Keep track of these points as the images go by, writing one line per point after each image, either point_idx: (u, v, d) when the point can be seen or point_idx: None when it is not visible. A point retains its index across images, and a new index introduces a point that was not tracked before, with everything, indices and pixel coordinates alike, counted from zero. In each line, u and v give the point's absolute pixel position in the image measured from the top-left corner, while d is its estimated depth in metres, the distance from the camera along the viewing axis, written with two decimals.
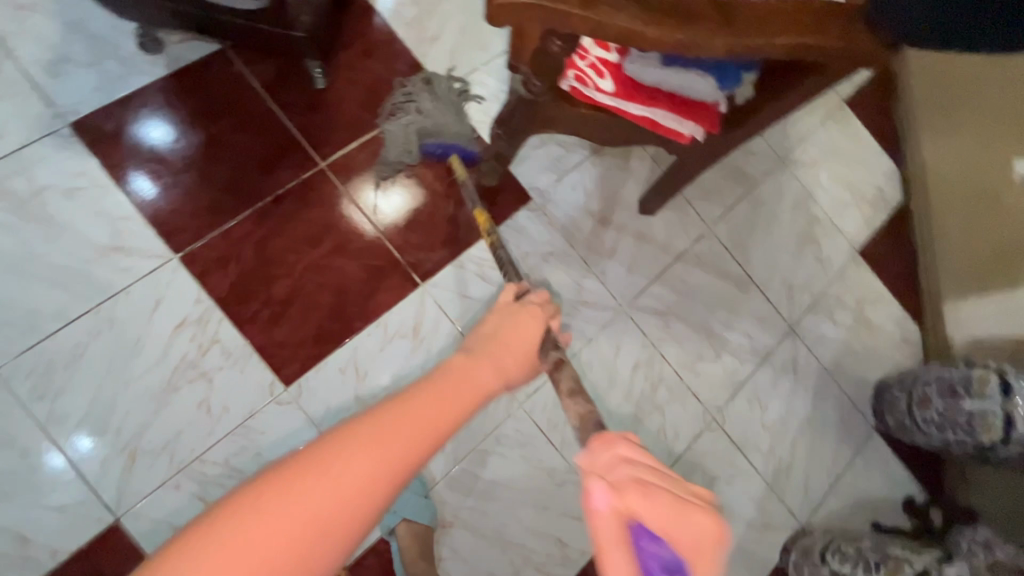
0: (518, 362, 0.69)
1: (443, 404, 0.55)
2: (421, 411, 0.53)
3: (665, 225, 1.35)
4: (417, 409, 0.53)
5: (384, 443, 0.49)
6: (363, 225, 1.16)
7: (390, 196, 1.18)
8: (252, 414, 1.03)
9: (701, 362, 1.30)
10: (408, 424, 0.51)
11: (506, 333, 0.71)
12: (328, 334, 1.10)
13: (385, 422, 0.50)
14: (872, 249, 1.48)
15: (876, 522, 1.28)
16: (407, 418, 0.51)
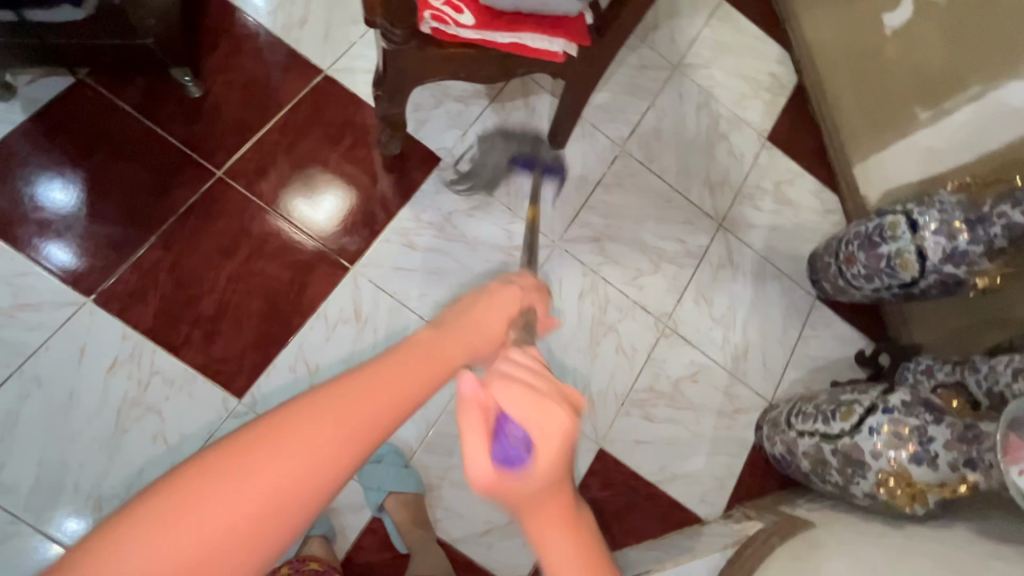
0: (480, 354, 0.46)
1: (392, 378, 0.36)
2: (365, 390, 0.35)
3: (579, 154, 1.37)
4: (362, 387, 0.35)
5: (302, 444, 0.31)
6: (295, 235, 1.14)
7: (322, 203, 1.17)
8: (211, 434, 1.02)
9: (642, 276, 1.34)
10: (345, 414, 0.33)
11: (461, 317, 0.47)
12: (269, 338, 1.08)
13: (306, 412, 0.33)
14: (779, 132, 1.54)
15: (835, 380, 1.36)
16: (346, 403, 0.34)
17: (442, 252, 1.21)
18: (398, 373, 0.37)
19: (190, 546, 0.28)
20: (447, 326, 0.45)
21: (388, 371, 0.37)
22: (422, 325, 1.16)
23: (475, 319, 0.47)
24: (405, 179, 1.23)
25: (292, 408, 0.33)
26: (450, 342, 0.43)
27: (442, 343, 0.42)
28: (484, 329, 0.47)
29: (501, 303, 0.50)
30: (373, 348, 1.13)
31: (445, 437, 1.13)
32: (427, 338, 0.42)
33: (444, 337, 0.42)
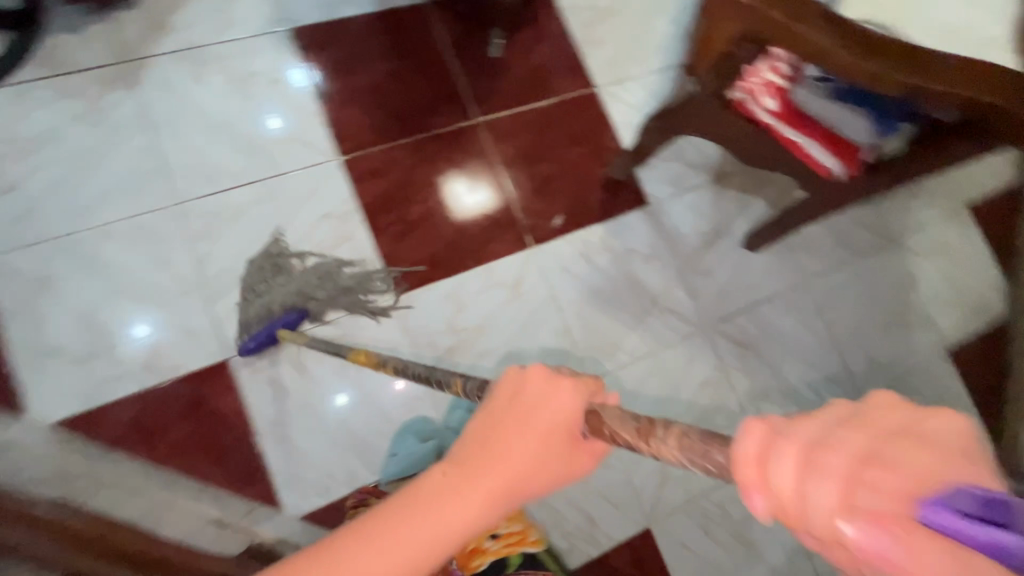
0: (551, 469, 0.49)
1: (440, 522, 0.46)
2: (395, 550, 0.45)
3: (765, 264, 1.39)
4: (411, 535, 0.45)
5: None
6: (455, 207, 1.24)
7: (476, 192, 1.26)
8: (360, 308, 1.14)
9: (766, 401, 1.32)
10: (403, 557, 0.45)
11: (507, 431, 0.50)
12: (441, 262, 1.20)
13: (361, 555, 0.45)
14: (961, 351, 1.48)
15: None
16: (388, 558, 0.45)
17: (608, 279, 1.29)
18: (408, 537, 0.46)
19: None
20: (489, 438, 0.50)
21: (407, 535, 0.46)
22: (559, 327, 1.24)
23: (503, 437, 0.49)
24: (611, 203, 1.33)
25: (353, 545, 0.46)
26: (500, 466, 0.48)
27: (480, 479, 0.47)
28: (546, 430, 0.50)
29: (564, 400, 0.51)
30: (512, 321, 1.21)
31: None
32: (444, 484, 0.47)
33: (473, 474, 0.48)
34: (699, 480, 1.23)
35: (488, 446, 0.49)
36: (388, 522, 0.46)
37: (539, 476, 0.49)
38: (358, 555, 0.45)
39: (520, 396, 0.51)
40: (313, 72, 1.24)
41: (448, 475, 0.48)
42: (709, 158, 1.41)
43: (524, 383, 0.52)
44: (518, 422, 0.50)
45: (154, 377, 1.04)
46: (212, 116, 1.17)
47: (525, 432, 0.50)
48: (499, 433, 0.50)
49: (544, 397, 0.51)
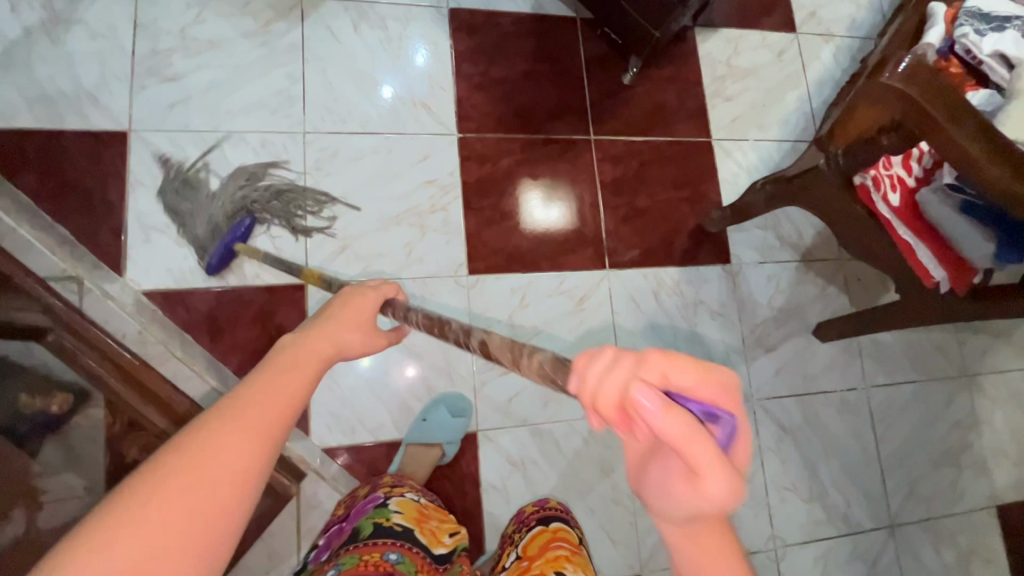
0: (367, 332, 0.59)
1: (294, 369, 0.49)
2: (263, 398, 0.45)
3: (829, 358, 1.36)
4: (265, 387, 0.46)
5: (206, 465, 0.41)
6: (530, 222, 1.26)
7: (549, 209, 1.28)
8: (433, 276, 1.19)
9: (792, 493, 1.28)
10: (258, 408, 0.44)
11: (344, 316, 0.59)
12: (518, 256, 1.24)
13: (198, 433, 0.42)
14: (1010, 512, 1.39)
15: None
16: (240, 421, 0.43)
17: (671, 322, 1.29)
18: (279, 385, 0.47)
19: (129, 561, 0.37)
20: (327, 321, 0.57)
21: (275, 384, 0.47)
22: None
23: (341, 315, 0.58)
24: (695, 252, 1.34)
25: (198, 428, 0.42)
26: (335, 332, 0.56)
27: (316, 335, 0.54)
28: (358, 307, 0.60)
29: (366, 294, 0.63)
30: (569, 333, 1.23)
31: (553, 438, 1.18)
32: (298, 343, 0.52)
33: (311, 333, 0.54)
34: None
35: (325, 325, 0.56)
36: (253, 386, 0.46)
37: (363, 334, 0.58)
38: (202, 432, 0.42)
39: (337, 299, 0.61)
40: (458, 52, 1.31)
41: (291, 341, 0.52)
42: (803, 238, 1.40)
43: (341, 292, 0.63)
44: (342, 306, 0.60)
45: (236, 278, 1.10)
46: (358, 63, 1.25)
47: (351, 318, 0.59)
48: (325, 319, 0.57)
49: (355, 295, 0.62)
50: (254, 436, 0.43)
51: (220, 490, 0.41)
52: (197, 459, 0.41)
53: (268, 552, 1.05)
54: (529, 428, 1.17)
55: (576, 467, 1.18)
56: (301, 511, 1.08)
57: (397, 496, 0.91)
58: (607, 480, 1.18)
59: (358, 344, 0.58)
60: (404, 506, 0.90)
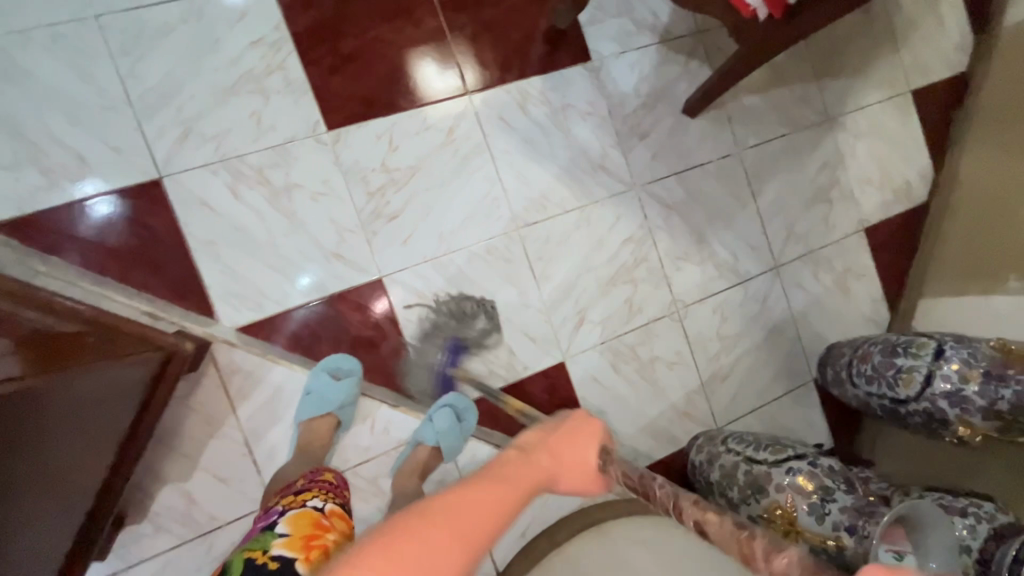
0: (577, 479, 0.58)
1: (505, 480, 0.51)
2: (481, 502, 0.47)
3: (701, 132, 1.43)
4: (476, 503, 0.46)
5: (417, 548, 0.42)
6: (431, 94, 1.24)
7: (446, 76, 1.26)
8: (292, 140, 1.16)
9: (685, 261, 1.41)
10: (467, 506, 0.46)
11: (559, 445, 0.58)
12: (375, 101, 1.21)
13: (419, 532, 0.43)
14: (877, 230, 1.57)
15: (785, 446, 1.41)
16: (452, 516, 0.44)
17: (544, 132, 1.32)
18: (499, 493, 0.49)
19: None
20: (538, 446, 0.57)
21: (490, 497, 0.48)
22: (492, 175, 1.28)
23: (555, 448, 0.58)
24: (553, 55, 1.32)
25: (419, 510, 0.45)
26: (538, 468, 0.55)
27: (527, 466, 0.54)
28: (576, 459, 0.58)
29: (584, 432, 0.60)
30: (446, 166, 1.25)
31: (456, 266, 1.25)
32: (515, 458, 0.54)
33: (526, 463, 0.54)
34: (613, 325, 1.35)
35: (536, 449, 0.57)
36: (475, 485, 0.49)
37: (571, 471, 0.58)
38: (417, 533, 0.43)
39: (552, 435, 0.59)
40: None
41: (506, 457, 0.54)
42: (658, 18, 1.39)
43: (554, 425, 0.61)
44: (548, 445, 0.58)
45: (84, 188, 1.06)
46: None
47: (562, 456, 0.58)
48: (530, 453, 0.56)
49: (568, 433, 0.60)
50: (461, 535, 0.44)
51: None
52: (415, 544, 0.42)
53: (205, 418, 1.04)
54: (430, 263, 1.23)
55: (484, 285, 1.26)
56: (224, 376, 1.07)
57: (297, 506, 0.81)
58: (515, 290, 1.28)
59: (566, 478, 0.58)
60: (297, 523, 0.78)
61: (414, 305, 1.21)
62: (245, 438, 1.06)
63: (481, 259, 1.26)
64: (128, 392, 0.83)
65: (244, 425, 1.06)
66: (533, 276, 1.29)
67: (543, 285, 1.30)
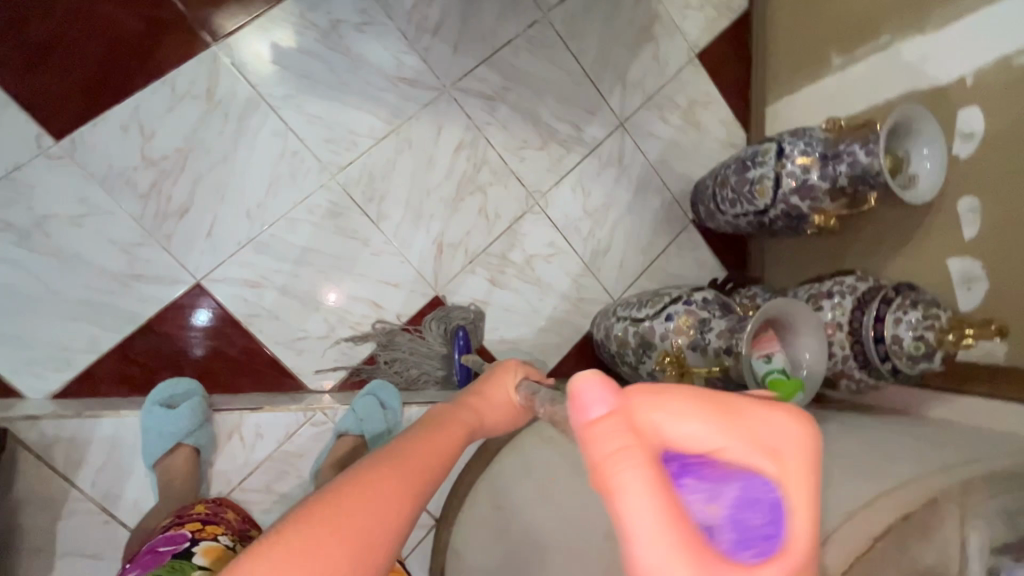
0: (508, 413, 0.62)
1: (444, 439, 0.51)
2: (421, 461, 0.47)
3: (497, 6, 1.30)
4: (413, 466, 0.47)
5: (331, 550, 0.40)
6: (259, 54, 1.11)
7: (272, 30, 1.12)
8: (17, 167, 0.98)
9: (527, 148, 1.32)
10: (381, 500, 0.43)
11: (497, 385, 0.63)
12: (102, 88, 1.02)
13: (358, 490, 0.43)
14: (709, 52, 1.52)
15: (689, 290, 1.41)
16: (392, 483, 0.44)
17: (321, 60, 1.15)
18: (438, 445, 0.50)
19: None
20: (479, 389, 0.61)
21: (427, 458, 0.48)
22: (279, 127, 1.12)
23: (498, 390, 0.62)
24: None
25: (340, 489, 0.43)
26: (484, 399, 0.60)
27: (463, 417, 0.56)
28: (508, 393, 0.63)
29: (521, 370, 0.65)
30: (222, 136, 1.08)
31: (279, 241, 1.11)
32: (450, 411, 0.55)
33: (459, 411, 0.56)
34: (475, 240, 1.27)
35: (483, 391, 0.61)
36: (421, 440, 0.50)
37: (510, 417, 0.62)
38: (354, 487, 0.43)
39: (500, 374, 0.64)
40: None
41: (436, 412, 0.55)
42: None
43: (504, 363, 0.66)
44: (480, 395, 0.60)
45: None
46: None
47: (503, 392, 0.62)
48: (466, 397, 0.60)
49: (504, 373, 0.64)
50: (378, 527, 0.42)
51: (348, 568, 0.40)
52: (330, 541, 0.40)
53: (43, 504, 0.90)
54: (248, 247, 1.10)
55: (319, 249, 1.14)
56: (43, 453, 0.91)
57: (209, 538, 0.76)
58: (354, 241, 1.17)
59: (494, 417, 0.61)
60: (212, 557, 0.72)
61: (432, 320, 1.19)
62: (99, 504, 0.93)
63: (306, 223, 1.13)
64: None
65: (91, 493, 0.92)
66: (371, 221, 1.18)
67: (386, 227, 1.20)
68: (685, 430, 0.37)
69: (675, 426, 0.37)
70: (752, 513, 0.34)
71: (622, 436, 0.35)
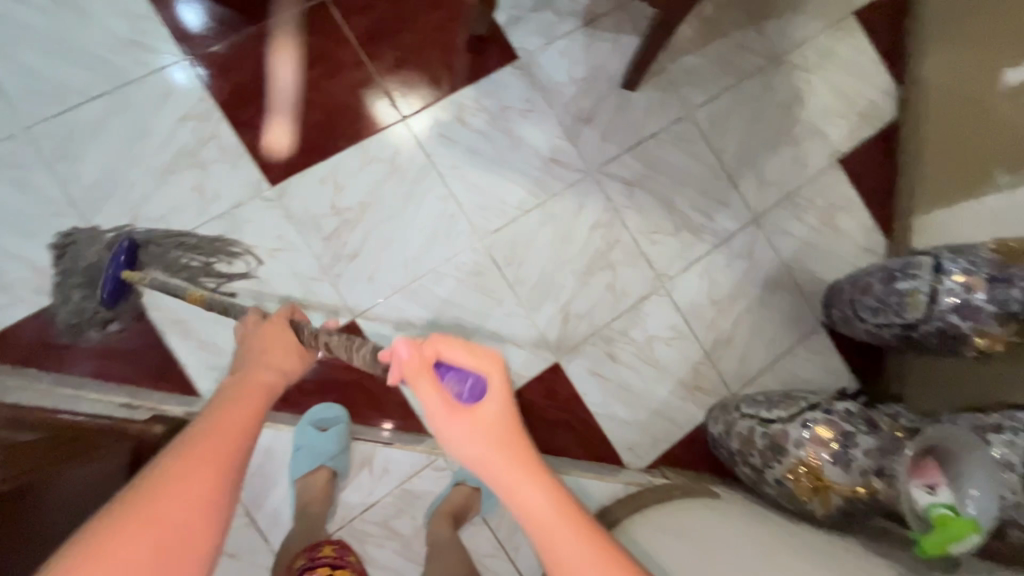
0: (288, 351, 0.75)
1: (243, 401, 0.60)
2: (228, 429, 0.55)
3: (646, 103, 1.40)
4: (220, 432, 0.53)
5: (187, 488, 0.47)
6: (424, 127, 1.28)
7: (436, 109, 1.29)
8: (238, 205, 1.17)
9: (659, 233, 1.37)
10: (214, 442, 0.52)
11: (263, 342, 0.75)
12: (313, 148, 1.22)
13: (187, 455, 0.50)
14: (853, 158, 1.51)
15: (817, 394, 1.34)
16: (211, 446, 0.52)
17: (486, 139, 1.30)
18: (234, 411, 0.58)
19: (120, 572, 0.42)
20: (265, 339, 0.76)
21: (237, 430, 0.55)
22: (443, 192, 1.26)
23: (269, 345, 0.74)
24: (478, 63, 1.31)
25: (163, 470, 0.48)
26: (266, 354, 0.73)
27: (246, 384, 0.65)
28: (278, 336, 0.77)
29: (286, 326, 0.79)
30: (394, 196, 1.24)
31: (428, 292, 1.23)
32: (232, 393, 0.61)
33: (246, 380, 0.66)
34: (600, 314, 1.31)
35: (250, 358, 0.73)
36: (229, 411, 0.58)
37: (291, 360, 0.74)
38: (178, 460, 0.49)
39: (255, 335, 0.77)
40: (203, 10, 1.21)
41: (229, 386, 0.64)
42: (578, 2, 1.38)
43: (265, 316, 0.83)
44: (263, 353, 0.73)
45: (46, 296, 1.10)
46: (45, 34, 1.15)
47: (275, 342, 0.76)
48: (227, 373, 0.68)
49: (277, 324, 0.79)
50: (213, 474, 0.49)
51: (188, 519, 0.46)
52: (185, 471, 0.48)
53: None
54: (400, 293, 1.22)
55: (458, 301, 1.24)
56: None
57: None
58: (491, 299, 1.25)
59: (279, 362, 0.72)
60: None
61: (229, 260, 1.16)
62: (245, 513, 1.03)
63: (452, 278, 1.24)
64: (112, 474, 0.86)
65: None
66: (507, 283, 1.27)
67: (520, 291, 1.28)
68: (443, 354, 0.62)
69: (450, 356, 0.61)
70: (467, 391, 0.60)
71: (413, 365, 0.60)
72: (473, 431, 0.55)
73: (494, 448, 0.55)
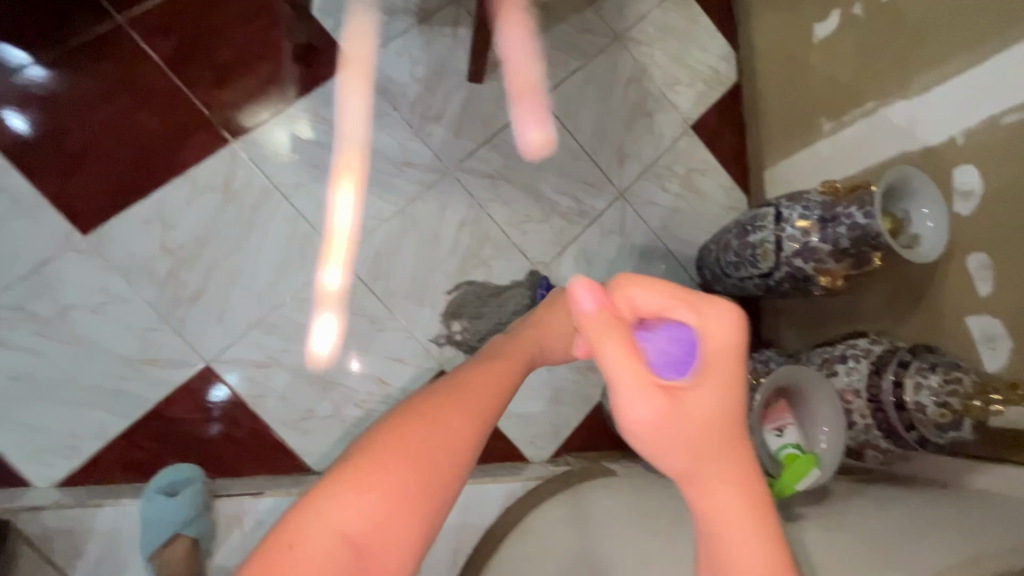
0: (566, 337, 0.68)
1: (501, 366, 0.58)
2: (476, 391, 0.53)
3: (495, 94, 1.38)
4: (471, 393, 0.52)
5: (436, 433, 0.47)
6: (264, 147, 1.19)
7: (278, 127, 1.21)
8: (46, 261, 1.04)
9: (528, 222, 1.36)
10: (465, 401, 0.51)
11: (552, 313, 0.70)
12: (130, 186, 1.10)
13: (439, 405, 0.49)
14: (704, 123, 1.57)
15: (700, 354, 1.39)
16: (459, 400, 0.51)
17: (331, 151, 1.23)
18: (488, 379, 0.55)
19: (390, 496, 0.43)
20: (540, 317, 0.70)
21: (478, 391, 0.52)
22: (291, 213, 1.18)
23: (554, 319, 0.69)
24: (311, 73, 1.24)
25: (422, 412, 0.49)
26: (554, 323, 0.69)
27: (515, 346, 0.63)
28: (571, 314, 0.71)
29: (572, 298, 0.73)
30: (234, 225, 1.14)
31: (287, 321, 1.14)
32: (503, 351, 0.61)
33: (513, 344, 0.63)
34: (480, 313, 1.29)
35: (539, 323, 0.69)
36: (470, 371, 0.55)
37: (574, 340, 0.70)
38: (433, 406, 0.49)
39: (549, 308, 0.71)
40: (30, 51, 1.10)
41: (501, 342, 0.65)
42: None
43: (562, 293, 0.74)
44: (548, 317, 0.70)
45: None
46: None
47: (565, 316, 0.70)
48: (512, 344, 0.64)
49: (555, 302, 0.72)
50: (467, 429, 0.49)
51: (449, 465, 0.47)
52: (434, 423, 0.48)
53: None
54: (257, 327, 1.12)
55: (324, 326, 1.16)
56: (43, 546, 0.94)
57: None
58: (360, 317, 1.19)
59: (559, 340, 0.68)
60: None
61: None
62: None
63: (313, 302, 1.16)
64: None
65: None
66: (377, 298, 1.21)
67: (392, 303, 1.22)
68: (645, 306, 0.54)
69: (646, 303, 0.54)
70: (676, 347, 0.51)
71: (622, 355, 0.48)
72: (706, 428, 0.46)
73: (709, 445, 0.46)
